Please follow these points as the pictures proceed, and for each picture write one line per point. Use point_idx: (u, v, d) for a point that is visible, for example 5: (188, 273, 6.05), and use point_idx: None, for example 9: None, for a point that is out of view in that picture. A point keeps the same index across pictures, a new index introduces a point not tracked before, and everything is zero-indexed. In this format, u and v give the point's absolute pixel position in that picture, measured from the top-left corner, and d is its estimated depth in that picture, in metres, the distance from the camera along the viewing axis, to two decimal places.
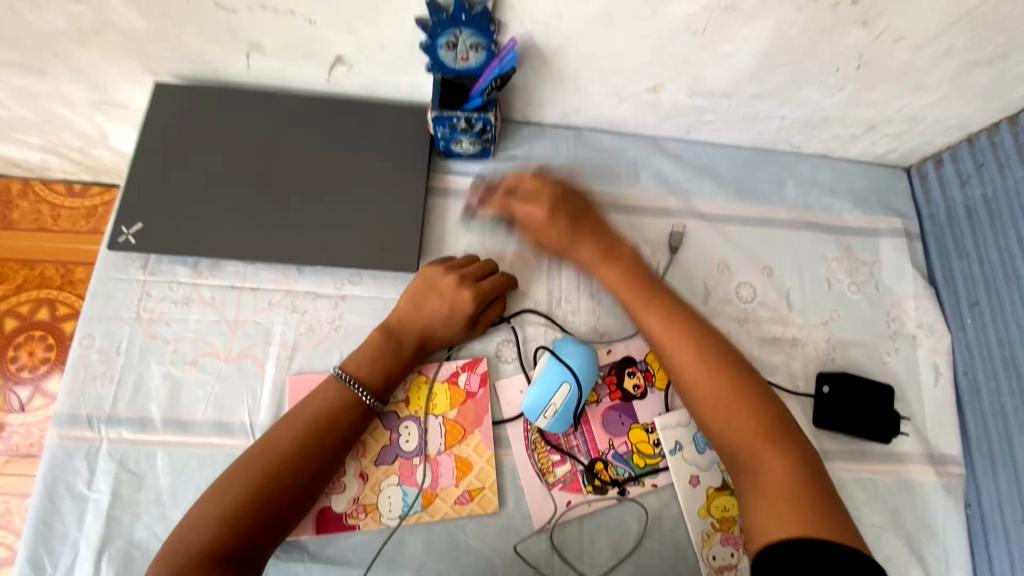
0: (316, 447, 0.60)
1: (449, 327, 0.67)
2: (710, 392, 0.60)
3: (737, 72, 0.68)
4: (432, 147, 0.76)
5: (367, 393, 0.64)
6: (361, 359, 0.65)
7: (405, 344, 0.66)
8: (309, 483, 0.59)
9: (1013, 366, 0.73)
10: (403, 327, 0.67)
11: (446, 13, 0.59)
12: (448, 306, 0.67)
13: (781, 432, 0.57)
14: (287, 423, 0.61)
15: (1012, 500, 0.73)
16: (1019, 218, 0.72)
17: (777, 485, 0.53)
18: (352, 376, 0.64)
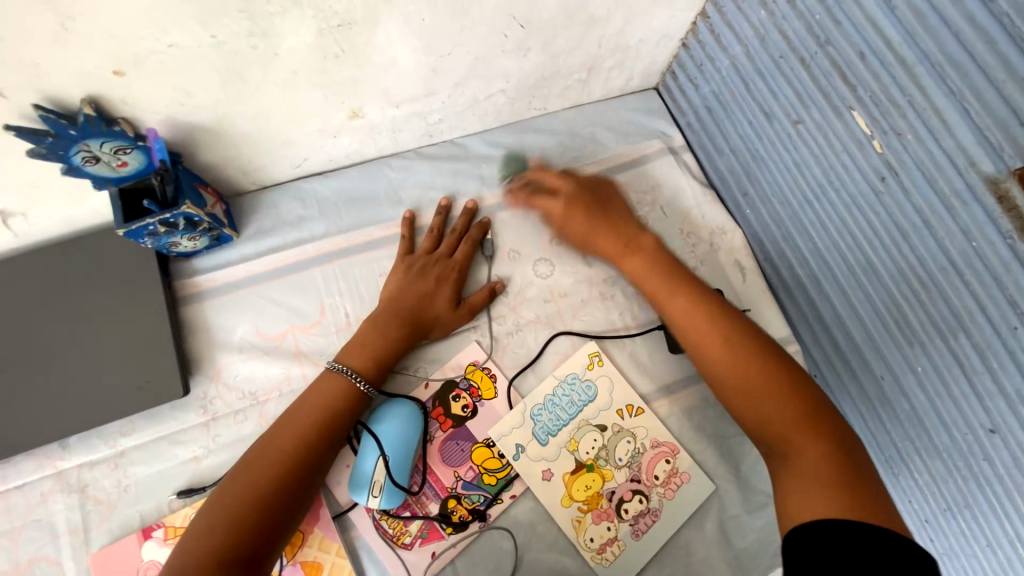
0: (297, 466, 0.59)
1: (423, 298, 0.71)
2: (751, 365, 0.60)
3: (415, 73, 0.65)
4: (163, 258, 0.70)
5: (363, 381, 0.65)
6: (353, 347, 0.67)
7: (396, 325, 0.68)
8: (286, 511, 0.57)
9: (791, 238, 0.74)
10: (392, 307, 0.70)
11: (50, 136, 0.52)
12: (432, 279, 0.72)
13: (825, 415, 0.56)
14: (250, 460, 0.59)
15: (839, 359, 0.73)
16: (742, 103, 0.73)
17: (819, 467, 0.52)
18: (348, 368, 0.65)
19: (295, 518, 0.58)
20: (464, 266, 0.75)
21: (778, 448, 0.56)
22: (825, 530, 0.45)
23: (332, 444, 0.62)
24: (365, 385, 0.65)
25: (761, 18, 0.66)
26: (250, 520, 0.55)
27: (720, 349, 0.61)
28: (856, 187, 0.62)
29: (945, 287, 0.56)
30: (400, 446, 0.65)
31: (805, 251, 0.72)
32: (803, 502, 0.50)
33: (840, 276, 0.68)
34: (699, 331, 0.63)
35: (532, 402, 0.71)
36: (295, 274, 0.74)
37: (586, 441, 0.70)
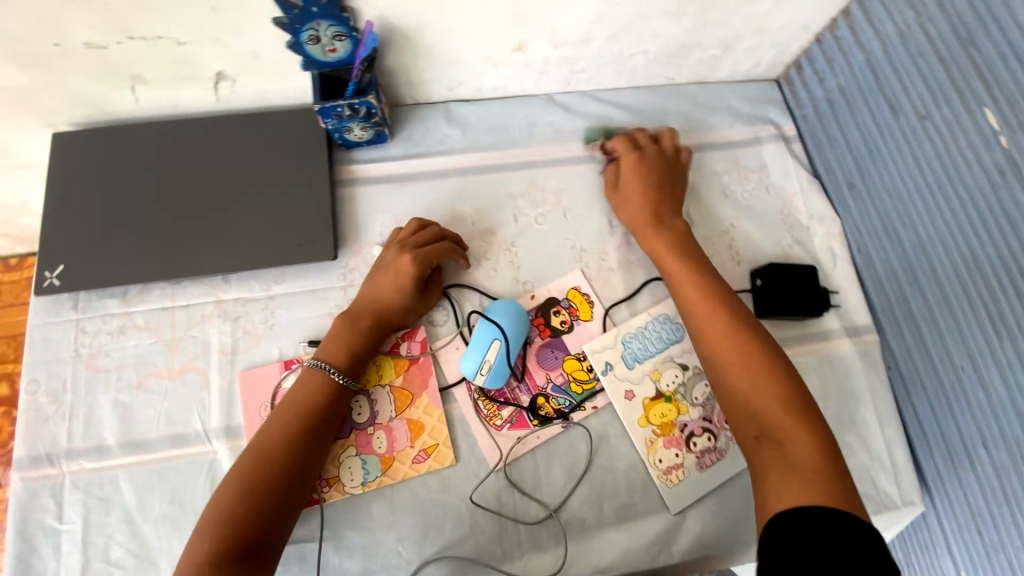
0: (285, 462, 0.61)
1: (395, 291, 0.71)
2: (744, 360, 0.65)
3: (585, 17, 0.74)
4: (329, 141, 0.81)
5: (340, 374, 0.67)
6: (325, 341, 0.69)
7: (364, 323, 0.70)
8: (286, 501, 0.60)
9: (893, 231, 0.79)
10: (358, 304, 0.72)
11: (297, 8, 0.62)
12: (393, 273, 0.71)
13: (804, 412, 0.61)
14: (241, 462, 0.61)
15: (920, 352, 0.77)
16: (868, 98, 0.79)
17: (805, 465, 0.56)
18: (324, 361, 0.67)
19: (293, 509, 0.61)
20: (433, 257, 0.72)
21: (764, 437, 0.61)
22: (807, 520, 0.50)
23: (320, 438, 0.64)
24: (343, 377, 0.67)
25: (906, 19, 0.72)
26: (249, 515, 0.58)
27: (744, 365, 0.65)
28: (974, 183, 0.69)
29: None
30: (507, 336, 0.72)
31: (906, 244, 0.77)
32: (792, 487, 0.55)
33: (940, 271, 0.74)
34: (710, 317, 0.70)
35: (625, 330, 0.78)
36: (432, 180, 0.83)
37: (668, 374, 0.76)
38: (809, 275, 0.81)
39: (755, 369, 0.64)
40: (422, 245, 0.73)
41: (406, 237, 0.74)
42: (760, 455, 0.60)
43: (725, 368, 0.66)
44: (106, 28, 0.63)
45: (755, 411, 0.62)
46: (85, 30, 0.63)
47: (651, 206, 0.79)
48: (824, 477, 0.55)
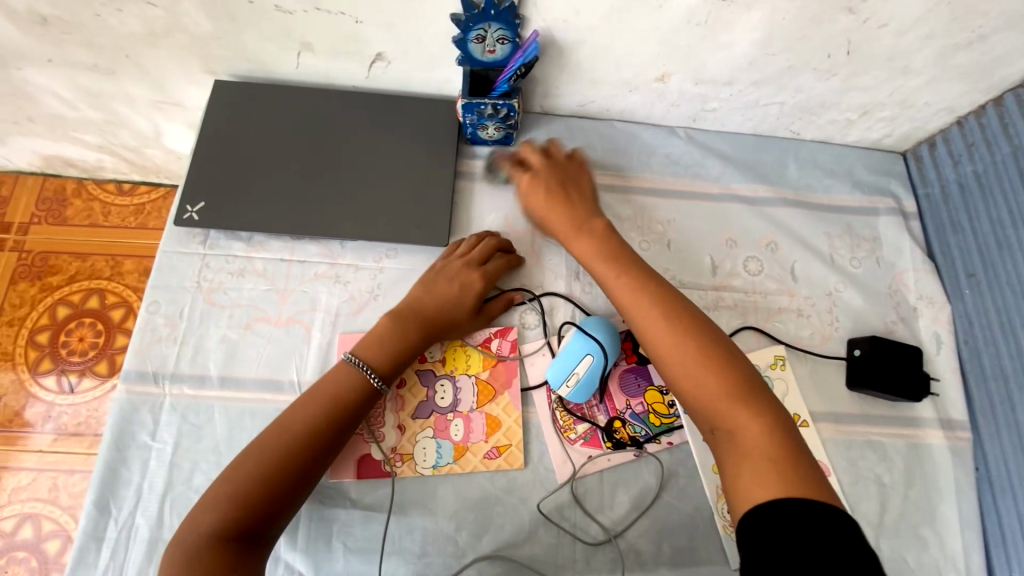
0: (301, 452, 0.61)
1: (445, 308, 0.72)
2: (679, 351, 0.60)
3: (736, 60, 0.75)
4: (459, 134, 0.84)
5: (375, 376, 0.67)
6: (368, 342, 0.69)
7: (414, 327, 0.70)
8: (287, 491, 0.60)
9: (1010, 330, 0.77)
10: (409, 312, 0.71)
11: (478, 8, 0.66)
12: (457, 285, 0.73)
13: (750, 395, 0.57)
14: (264, 436, 0.62)
15: (1017, 458, 0.75)
16: (1008, 191, 0.77)
17: (753, 448, 0.53)
18: (362, 362, 0.67)
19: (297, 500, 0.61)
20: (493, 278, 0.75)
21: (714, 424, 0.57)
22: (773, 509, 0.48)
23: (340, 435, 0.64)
24: (377, 381, 0.67)
25: None
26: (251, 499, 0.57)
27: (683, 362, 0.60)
28: None
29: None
30: (600, 354, 0.72)
31: (1023, 345, 0.75)
32: (746, 482, 0.52)
33: None
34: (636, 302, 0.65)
35: None
36: None
37: None
38: (913, 356, 0.79)
39: (686, 347, 0.60)
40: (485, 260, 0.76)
41: (471, 254, 0.76)
42: (721, 453, 0.56)
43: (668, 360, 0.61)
44: None
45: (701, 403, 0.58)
46: None
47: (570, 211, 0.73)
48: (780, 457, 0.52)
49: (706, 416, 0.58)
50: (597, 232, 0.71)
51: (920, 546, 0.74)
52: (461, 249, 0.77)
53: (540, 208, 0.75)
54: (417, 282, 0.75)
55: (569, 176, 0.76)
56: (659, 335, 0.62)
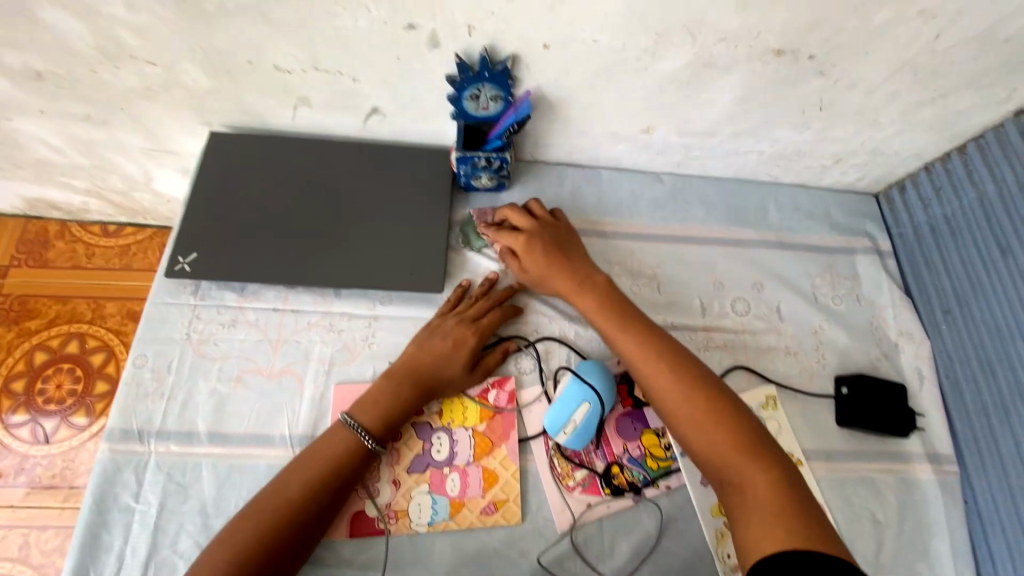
0: (302, 511, 0.62)
1: (437, 366, 0.72)
2: (690, 410, 0.65)
3: (717, 115, 0.79)
4: (453, 183, 0.86)
5: (370, 437, 0.67)
6: (364, 402, 0.70)
7: (408, 387, 0.70)
8: (284, 551, 0.60)
9: (988, 366, 0.79)
10: (404, 371, 0.71)
11: (473, 70, 0.69)
12: (451, 342, 0.73)
13: (758, 450, 0.62)
14: (267, 493, 0.63)
15: (1004, 494, 0.76)
16: (977, 234, 0.81)
17: (764, 502, 0.58)
18: (358, 423, 0.68)
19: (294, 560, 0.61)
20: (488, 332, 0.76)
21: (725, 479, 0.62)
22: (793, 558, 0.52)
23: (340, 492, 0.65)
24: (371, 442, 0.67)
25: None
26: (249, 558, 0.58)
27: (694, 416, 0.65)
28: None
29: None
30: (596, 401, 0.72)
31: (1001, 381, 0.77)
32: (757, 535, 0.56)
33: None
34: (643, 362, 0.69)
35: None
36: None
37: None
38: (898, 393, 0.81)
39: (696, 402, 0.66)
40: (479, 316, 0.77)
41: (465, 310, 0.77)
42: (732, 505, 0.60)
43: (683, 420, 0.66)
44: (297, 58, 0.70)
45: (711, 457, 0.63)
46: (279, 56, 0.70)
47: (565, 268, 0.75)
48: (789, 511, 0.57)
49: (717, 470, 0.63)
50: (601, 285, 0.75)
51: None
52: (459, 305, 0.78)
53: (537, 267, 0.76)
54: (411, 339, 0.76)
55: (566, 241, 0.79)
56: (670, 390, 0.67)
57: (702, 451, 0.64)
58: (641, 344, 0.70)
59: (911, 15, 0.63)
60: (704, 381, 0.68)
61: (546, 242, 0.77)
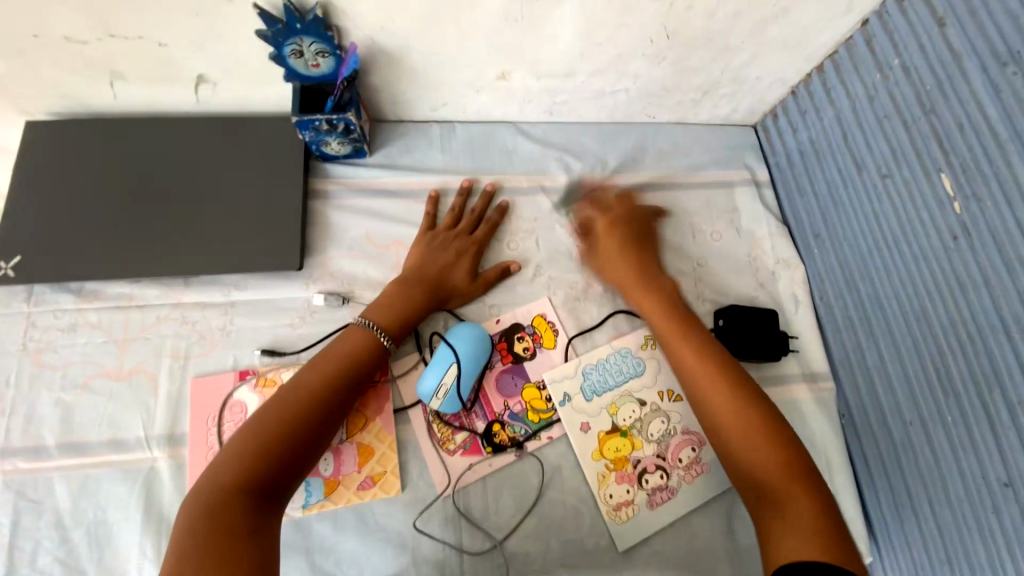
0: (308, 413, 0.62)
1: (445, 270, 0.76)
2: (729, 407, 0.64)
3: (568, 53, 0.76)
4: (307, 153, 0.81)
5: (386, 334, 0.70)
6: (379, 302, 0.72)
7: (423, 287, 0.74)
8: (298, 454, 0.60)
9: (851, 281, 0.81)
10: (411, 273, 0.75)
11: (281, 23, 0.63)
12: (456, 252, 0.78)
13: (802, 456, 0.60)
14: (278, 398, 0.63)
15: (872, 402, 0.78)
16: (835, 151, 0.82)
17: (804, 518, 0.54)
18: (372, 321, 0.70)
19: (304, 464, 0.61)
20: (484, 244, 0.81)
21: (758, 495, 0.59)
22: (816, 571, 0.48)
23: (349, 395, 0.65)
24: (387, 338, 0.70)
25: (874, 81, 0.75)
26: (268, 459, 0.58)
27: (736, 421, 0.62)
28: (929, 243, 0.70)
29: (990, 341, 0.64)
30: (467, 363, 0.71)
31: (863, 295, 0.79)
32: (790, 549, 0.53)
33: (892, 324, 0.75)
34: (695, 361, 0.68)
35: (586, 361, 0.78)
36: (408, 199, 0.84)
37: (626, 409, 0.76)
38: (773, 319, 0.82)
39: (738, 408, 0.63)
40: (475, 230, 0.81)
41: (459, 224, 0.81)
42: (764, 522, 0.57)
43: (720, 417, 0.64)
44: (85, 25, 0.63)
45: (750, 470, 0.60)
46: (64, 26, 0.63)
47: (640, 269, 0.78)
48: (827, 529, 0.53)
49: (753, 486, 0.60)
50: (670, 290, 0.77)
51: None
52: (452, 216, 0.81)
53: (610, 250, 0.81)
54: (414, 246, 0.79)
55: (647, 235, 0.84)
56: (719, 396, 0.65)
57: (736, 451, 0.62)
58: (699, 347, 0.69)
59: None
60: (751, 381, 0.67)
61: (630, 220, 0.83)
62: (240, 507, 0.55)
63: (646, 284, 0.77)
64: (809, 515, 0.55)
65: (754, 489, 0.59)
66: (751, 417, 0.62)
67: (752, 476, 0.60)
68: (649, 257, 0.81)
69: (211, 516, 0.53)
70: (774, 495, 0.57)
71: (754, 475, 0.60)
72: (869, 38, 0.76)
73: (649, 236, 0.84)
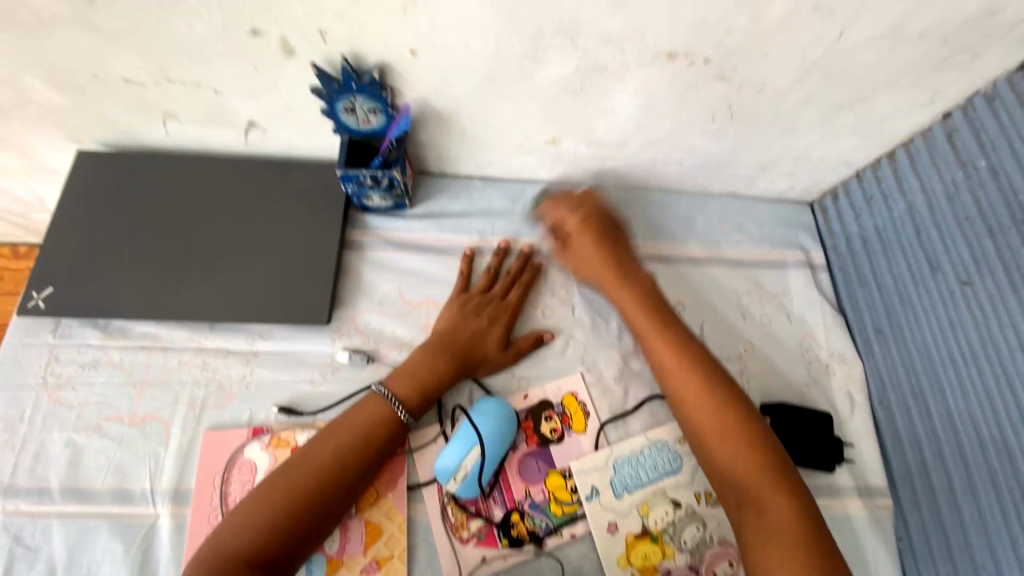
0: (322, 491, 0.59)
1: (475, 337, 0.72)
2: (711, 418, 0.63)
3: (624, 124, 0.73)
4: (348, 202, 0.79)
5: (405, 409, 0.66)
6: (401, 370, 0.69)
7: (448, 357, 0.70)
8: (307, 534, 0.58)
9: (920, 392, 0.74)
10: (437, 339, 0.71)
11: (337, 82, 0.62)
12: (487, 319, 0.74)
13: (783, 466, 0.60)
14: (296, 468, 0.60)
15: (937, 532, 0.70)
16: (905, 247, 0.76)
17: (785, 529, 0.56)
18: (391, 392, 0.66)
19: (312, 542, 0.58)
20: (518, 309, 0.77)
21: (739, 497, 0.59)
22: None
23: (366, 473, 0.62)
24: (405, 414, 0.66)
25: (955, 178, 0.70)
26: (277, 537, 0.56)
27: (717, 434, 0.62)
28: (1014, 367, 0.64)
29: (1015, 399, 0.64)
30: (489, 445, 0.66)
31: (932, 409, 0.72)
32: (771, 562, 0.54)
33: (965, 447, 0.68)
34: (672, 371, 0.67)
35: (619, 451, 0.71)
36: (443, 256, 0.81)
37: (658, 510, 0.69)
38: (826, 423, 0.75)
39: (721, 421, 0.63)
40: (507, 296, 0.77)
41: (491, 288, 0.77)
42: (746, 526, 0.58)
43: (703, 429, 0.63)
44: (146, 70, 0.63)
45: (730, 475, 0.60)
46: (126, 70, 0.63)
47: (613, 264, 0.75)
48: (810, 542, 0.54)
49: (734, 485, 0.60)
50: (651, 291, 0.74)
51: None
52: (485, 280, 0.78)
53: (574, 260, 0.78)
54: (444, 308, 0.75)
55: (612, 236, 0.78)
56: (703, 406, 0.64)
57: (715, 457, 0.62)
58: (680, 356, 0.68)
59: (810, 12, 0.57)
60: (738, 393, 0.65)
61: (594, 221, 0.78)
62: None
63: (632, 278, 0.75)
64: (792, 526, 0.56)
65: (737, 489, 0.60)
66: (733, 430, 0.62)
67: (729, 473, 0.60)
68: (624, 259, 0.77)
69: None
70: (751, 498, 0.58)
71: (734, 477, 0.60)
72: (951, 133, 0.71)
73: (607, 236, 0.78)
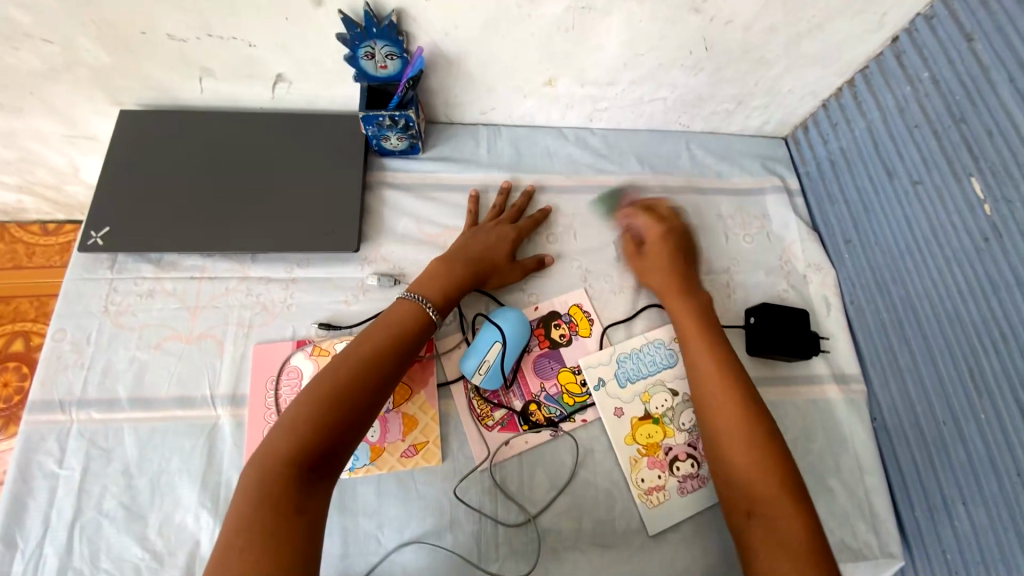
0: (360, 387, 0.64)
1: (487, 253, 0.80)
2: (739, 439, 0.66)
3: (612, 61, 0.82)
4: (367, 147, 0.88)
5: (432, 307, 0.73)
6: (423, 280, 0.76)
7: (462, 266, 0.78)
8: (348, 428, 0.62)
9: (884, 285, 0.83)
10: (454, 253, 0.79)
11: (360, 27, 0.71)
12: (495, 238, 0.82)
13: (798, 488, 0.62)
14: (337, 370, 0.64)
15: (905, 404, 0.79)
16: (866, 160, 0.85)
17: (794, 538, 0.59)
18: (420, 295, 0.73)
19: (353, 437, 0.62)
20: (523, 236, 0.85)
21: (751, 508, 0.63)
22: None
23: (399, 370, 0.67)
24: (433, 311, 0.73)
25: (904, 93, 0.79)
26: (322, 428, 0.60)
27: (741, 446, 0.65)
28: (959, 244, 0.73)
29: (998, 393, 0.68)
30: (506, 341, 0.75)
31: (895, 297, 0.81)
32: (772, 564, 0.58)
33: (923, 324, 0.77)
34: (717, 391, 0.70)
35: (620, 349, 0.81)
36: (455, 193, 0.90)
37: (658, 397, 0.79)
38: (803, 319, 0.85)
39: (746, 436, 0.66)
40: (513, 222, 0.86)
41: (499, 217, 0.86)
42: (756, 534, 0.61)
43: (725, 439, 0.67)
44: (190, 24, 0.72)
45: (746, 488, 0.64)
46: (171, 24, 0.71)
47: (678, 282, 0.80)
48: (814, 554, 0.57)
49: (749, 498, 0.63)
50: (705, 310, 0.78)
51: (827, 498, 0.77)
52: (493, 211, 0.86)
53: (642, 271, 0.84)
54: (457, 234, 0.83)
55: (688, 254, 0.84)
56: (734, 417, 0.67)
57: (735, 469, 0.65)
58: (724, 371, 0.71)
59: None
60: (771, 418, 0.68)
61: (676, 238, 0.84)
62: (292, 472, 0.57)
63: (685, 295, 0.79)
64: (801, 538, 0.59)
65: (750, 502, 0.63)
66: (756, 446, 0.65)
67: (746, 487, 0.64)
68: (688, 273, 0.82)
69: (269, 479, 0.56)
70: (762, 507, 0.62)
71: (751, 490, 0.63)
72: (899, 55, 0.80)
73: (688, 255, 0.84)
